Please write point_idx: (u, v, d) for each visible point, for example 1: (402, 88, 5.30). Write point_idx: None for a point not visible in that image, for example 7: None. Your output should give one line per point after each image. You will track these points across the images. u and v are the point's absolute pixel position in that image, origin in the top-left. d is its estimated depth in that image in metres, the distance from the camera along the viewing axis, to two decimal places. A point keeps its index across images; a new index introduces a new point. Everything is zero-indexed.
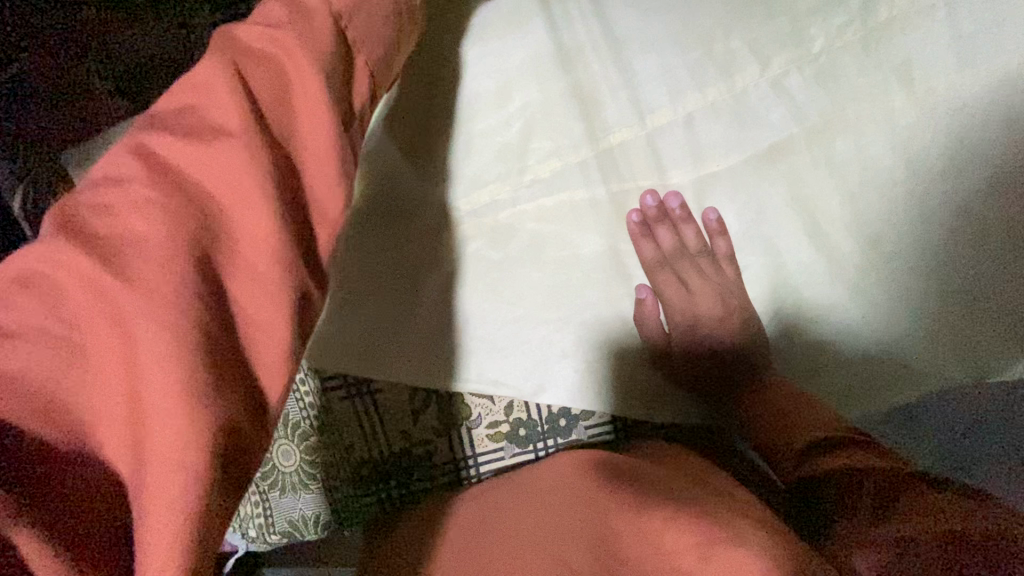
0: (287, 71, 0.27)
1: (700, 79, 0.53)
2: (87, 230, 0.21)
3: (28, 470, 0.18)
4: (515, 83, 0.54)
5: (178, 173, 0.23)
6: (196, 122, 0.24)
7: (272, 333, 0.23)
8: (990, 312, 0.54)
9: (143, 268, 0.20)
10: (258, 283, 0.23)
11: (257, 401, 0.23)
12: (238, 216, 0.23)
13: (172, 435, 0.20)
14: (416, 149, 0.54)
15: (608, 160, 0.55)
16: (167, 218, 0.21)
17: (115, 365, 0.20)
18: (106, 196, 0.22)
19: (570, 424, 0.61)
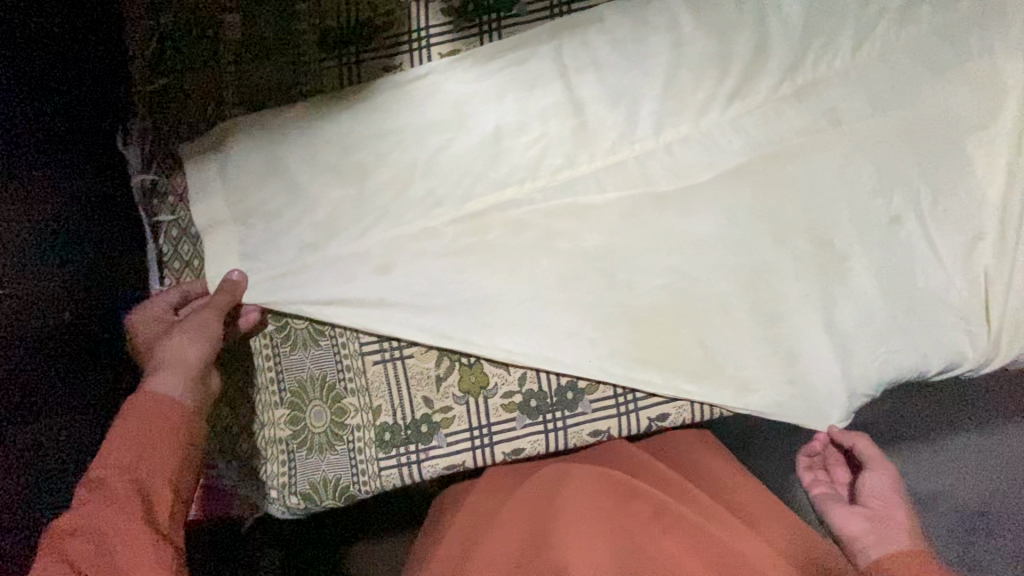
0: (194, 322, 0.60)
1: (679, 117, 0.69)
2: (112, 464, 0.46)
3: (71, 553, 0.41)
4: (534, 118, 0.70)
5: (141, 416, 0.49)
6: (157, 392, 0.51)
7: (145, 463, 0.47)
8: (920, 302, 0.68)
9: (114, 474, 0.45)
10: (131, 443, 0.47)
11: (90, 537, 0.42)
12: (122, 425, 0.48)
13: (121, 545, 0.42)
14: (429, 158, 0.69)
15: (607, 172, 0.69)
16: (138, 437, 0.48)
17: (105, 534, 0.42)
18: (110, 453, 0.46)
19: (576, 396, 0.69)
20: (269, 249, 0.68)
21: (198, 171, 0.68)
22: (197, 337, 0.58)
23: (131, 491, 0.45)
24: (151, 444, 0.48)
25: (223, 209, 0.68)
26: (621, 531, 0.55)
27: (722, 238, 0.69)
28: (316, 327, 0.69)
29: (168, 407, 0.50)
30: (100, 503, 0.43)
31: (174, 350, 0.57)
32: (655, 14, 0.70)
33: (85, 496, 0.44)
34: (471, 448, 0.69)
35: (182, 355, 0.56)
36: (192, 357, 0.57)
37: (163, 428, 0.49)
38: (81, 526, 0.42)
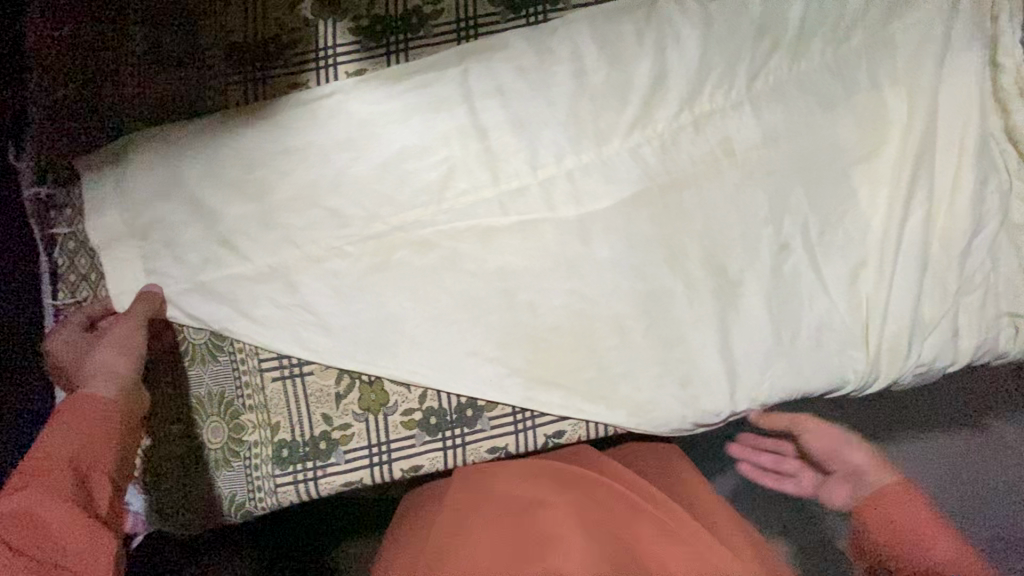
0: (122, 333, 0.61)
1: (581, 145, 0.71)
2: (51, 453, 0.47)
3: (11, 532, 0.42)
4: (438, 141, 0.71)
5: (82, 414, 0.51)
6: (95, 394, 0.54)
7: (91, 455, 0.49)
8: (806, 327, 0.71)
9: (56, 459, 0.47)
10: (74, 435, 0.49)
11: (35, 515, 0.43)
12: (63, 421, 0.50)
13: (65, 523, 0.43)
14: (334, 177, 0.70)
15: (509, 195, 0.71)
16: (82, 431, 0.50)
17: (50, 510, 0.44)
18: (50, 443, 0.48)
19: (475, 414, 0.70)
20: (169, 266, 0.68)
21: (96, 182, 0.68)
22: (121, 352, 0.59)
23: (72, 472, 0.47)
24: (89, 440, 0.50)
25: (122, 225, 0.68)
26: (589, 511, 0.59)
27: (620, 263, 0.71)
28: (214, 342, 0.69)
29: (108, 407, 0.53)
30: (38, 487, 0.44)
31: (101, 361, 0.58)
32: (559, 42, 0.72)
33: (21, 481, 0.45)
34: (369, 465, 0.69)
35: (110, 363, 0.58)
36: (120, 369, 0.58)
37: (109, 425, 0.52)
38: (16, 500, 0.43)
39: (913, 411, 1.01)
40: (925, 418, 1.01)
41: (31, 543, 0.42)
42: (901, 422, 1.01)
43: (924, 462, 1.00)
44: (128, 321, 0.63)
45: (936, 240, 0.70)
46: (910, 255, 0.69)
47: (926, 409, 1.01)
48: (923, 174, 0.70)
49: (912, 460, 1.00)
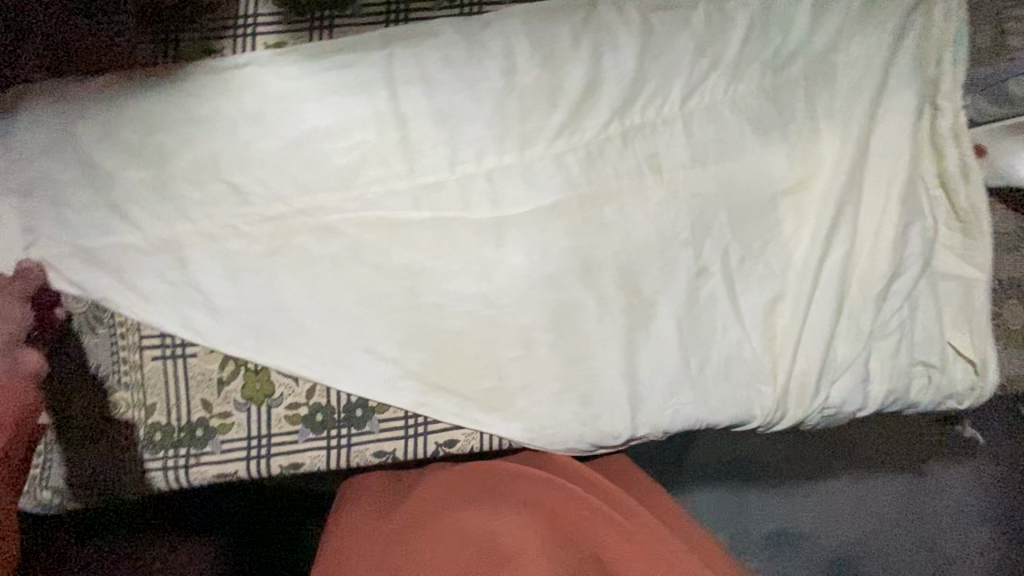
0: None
1: (503, 146, 0.68)
2: None
3: None
4: (354, 125, 0.67)
5: None
6: None
7: None
8: (715, 356, 0.69)
9: None
10: None
11: None
12: None
13: None
14: (240, 152, 0.67)
15: (423, 190, 0.67)
16: None
17: None
18: None
19: (365, 414, 0.67)
20: (54, 227, 0.65)
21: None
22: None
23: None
24: None
25: (7, 179, 0.64)
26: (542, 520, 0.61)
27: (532, 271, 0.68)
28: (94, 314, 0.66)
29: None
30: None
31: None
32: (492, 35, 0.69)
33: None
34: (246, 457, 0.66)
35: None
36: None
37: None
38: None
39: (828, 445, 1.07)
40: (840, 452, 1.07)
41: None
42: (816, 457, 1.07)
43: (861, 495, 1.07)
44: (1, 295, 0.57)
45: (856, 282, 0.68)
46: (828, 293, 0.68)
47: (840, 445, 1.07)
48: (848, 211, 0.68)
49: (854, 492, 1.07)
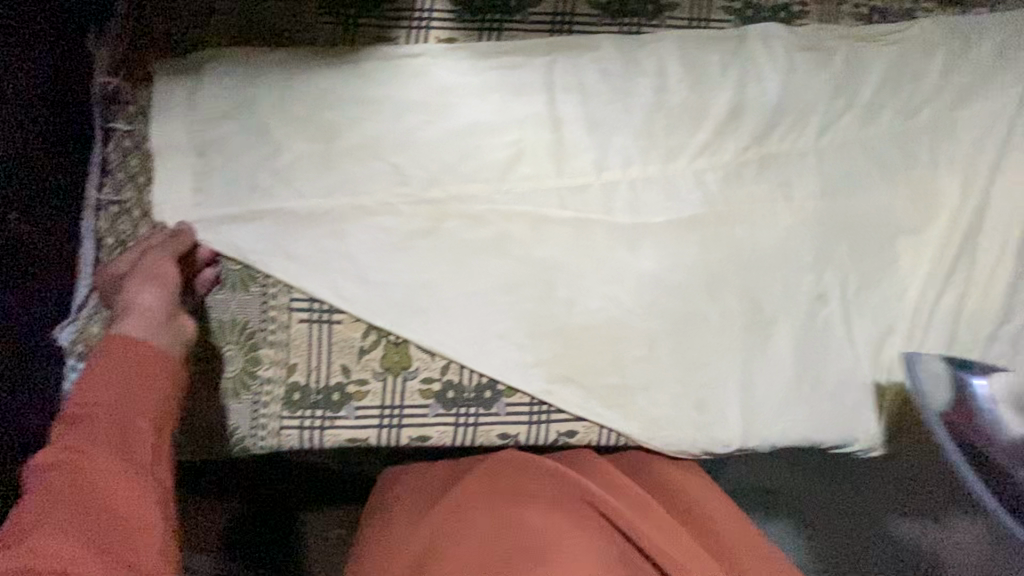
0: (157, 264, 0.61)
1: (649, 159, 0.72)
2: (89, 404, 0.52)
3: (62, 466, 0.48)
4: (514, 123, 0.71)
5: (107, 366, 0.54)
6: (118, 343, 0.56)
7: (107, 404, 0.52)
8: (827, 378, 0.73)
9: (93, 411, 0.51)
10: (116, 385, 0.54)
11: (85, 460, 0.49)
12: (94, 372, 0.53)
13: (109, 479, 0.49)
14: (404, 136, 0.70)
15: (571, 190, 0.71)
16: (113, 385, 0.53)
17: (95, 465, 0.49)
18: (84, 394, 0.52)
19: (493, 397, 0.70)
20: (219, 186, 0.67)
21: (166, 86, 0.66)
22: (142, 344, 0.56)
23: (102, 481, 0.49)
24: (128, 392, 0.54)
25: (184, 135, 0.66)
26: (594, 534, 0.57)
27: (666, 278, 0.71)
28: (249, 272, 0.68)
29: (110, 419, 0.52)
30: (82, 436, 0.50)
31: (135, 294, 0.60)
32: (648, 55, 0.73)
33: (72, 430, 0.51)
34: (378, 425, 0.69)
35: (146, 300, 0.60)
36: (154, 303, 0.60)
37: (140, 374, 0.55)
38: (28, 521, 0.46)
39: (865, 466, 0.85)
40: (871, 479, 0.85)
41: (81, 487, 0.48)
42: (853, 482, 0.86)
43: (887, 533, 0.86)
44: (162, 253, 0.62)
45: (964, 322, 0.72)
46: (937, 329, 0.72)
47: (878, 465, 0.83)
48: (961, 255, 0.73)
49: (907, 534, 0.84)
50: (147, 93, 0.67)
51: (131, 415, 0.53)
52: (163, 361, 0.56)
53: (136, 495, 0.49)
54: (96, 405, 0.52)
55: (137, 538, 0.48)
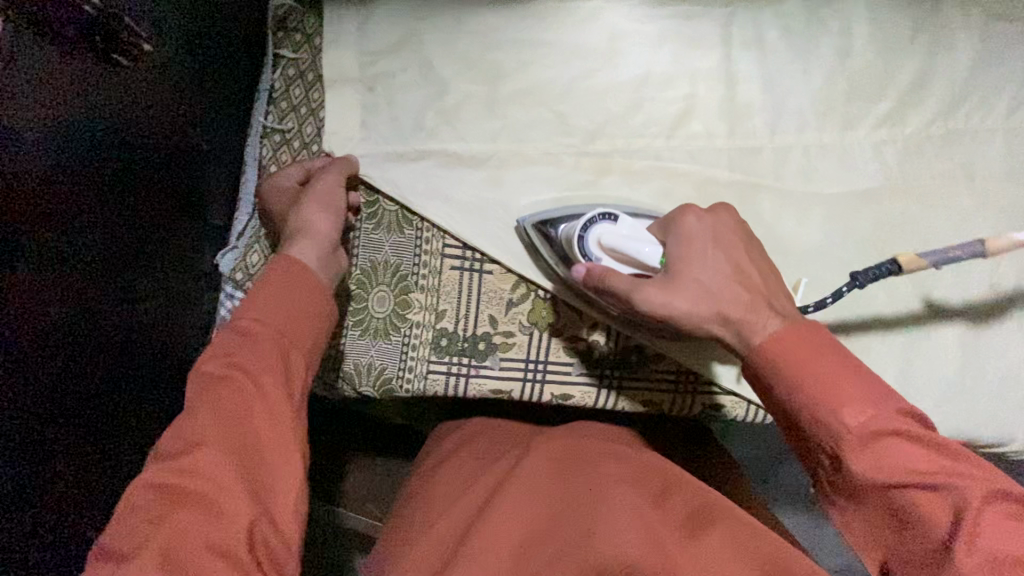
0: (327, 188, 0.60)
1: (825, 126, 0.68)
2: (255, 323, 0.50)
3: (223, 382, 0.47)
4: (687, 76, 0.67)
5: (274, 289, 0.52)
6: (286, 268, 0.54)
7: (278, 326, 0.51)
8: (992, 373, 0.69)
9: (262, 330, 0.50)
10: (279, 309, 0.51)
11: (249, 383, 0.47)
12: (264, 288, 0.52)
13: (265, 414, 0.47)
14: (573, 83, 0.67)
15: (740, 152, 0.67)
16: (275, 311, 0.51)
17: (256, 394, 0.47)
18: (254, 311, 0.51)
19: (640, 362, 0.67)
20: (386, 123, 0.65)
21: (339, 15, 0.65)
22: (311, 276, 0.54)
23: (256, 409, 0.46)
24: (292, 320, 0.52)
25: (354, 67, 0.65)
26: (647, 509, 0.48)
27: (832, 253, 0.67)
28: (405, 213, 0.67)
29: (276, 343, 0.50)
30: (253, 355, 0.49)
31: (305, 214, 0.58)
32: (833, 13, 0.69)
33: (239, 343, 0.49)
34: (522, 379, 0.67)
35: (317, 224, 0.58)
36: (324, 231, 0.58)
37: (296, 305, 0.52)
38: (186, 431, 0.45)
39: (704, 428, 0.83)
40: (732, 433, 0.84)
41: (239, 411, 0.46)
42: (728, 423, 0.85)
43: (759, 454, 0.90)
44: (330, 179, 0.60)
45: None
46: None
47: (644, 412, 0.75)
48: None
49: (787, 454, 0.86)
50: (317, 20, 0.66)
51: (288, 347, 0.51)
52: (325, 300, 0.55)
53: (283, 431, 0.47)
54: (266, 327, 0.50)
55: (274, 478, 0.45)
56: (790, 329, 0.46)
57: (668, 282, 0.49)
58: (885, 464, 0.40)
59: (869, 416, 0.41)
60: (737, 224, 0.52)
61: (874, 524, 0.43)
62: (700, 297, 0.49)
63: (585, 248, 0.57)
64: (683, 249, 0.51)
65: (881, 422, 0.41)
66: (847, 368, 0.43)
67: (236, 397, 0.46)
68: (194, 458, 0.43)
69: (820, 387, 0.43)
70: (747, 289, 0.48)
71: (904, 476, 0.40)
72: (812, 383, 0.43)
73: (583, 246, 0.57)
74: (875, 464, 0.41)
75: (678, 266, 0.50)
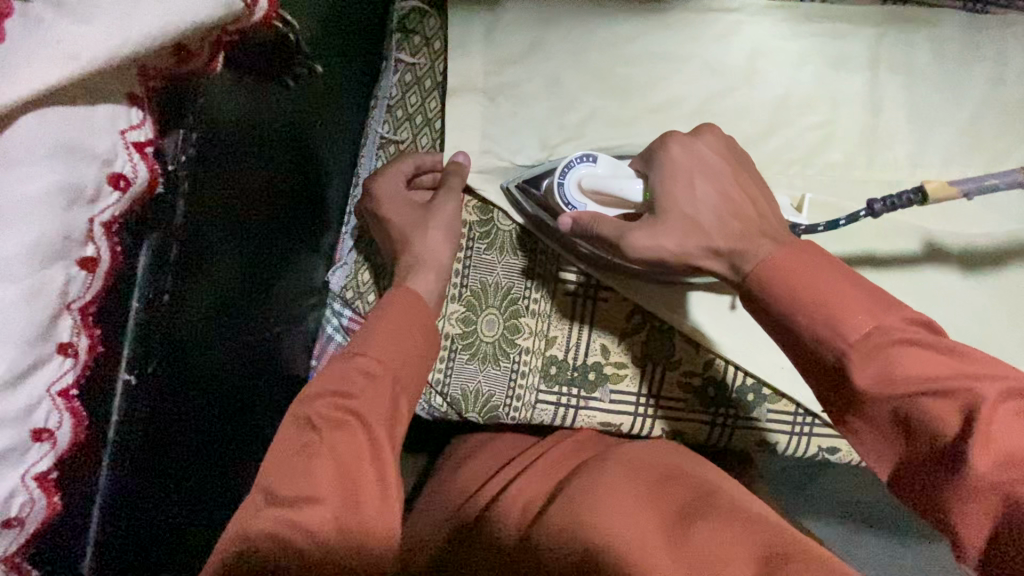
0: (450, 211, 0.57)
1: (971, 161, 0.63)
2: (373, 359, 0.44)
3: (340, 427, 0.41)
4: (828, 101, 0.63)
5: (392, 317, 0.47)
6: (404, 296, 0.49)
7: (400, 360, 0.46)
8: None
9: (381, 365, 0.44)
10: (399, 342, 0.46)
11: (370, 431, 0.41)
12: (385, 315, 0.47)
13: (386, 468, 0.41)
14: (706, 101, 0.63)
15: (878, 183, 0.63)
16: (395, 345, 0.46)
17: (378, 435, 0.42)
18: (373, 344, 0.45)
19: (754, 400, 0.64)
20: (507, 134, 0.61)
21: (465, 18, 0.60)
22: (429, 313, 0.49)
23: (367, 461, 0.40)
24: (409, 358, 0.46)
25: (477, 74, 0.60)
26: (636, 490, 0.47)
27: (979, 298, 0.60)
28: (519, 235, 0.63)
29: (393, 385, 0.44)
30: (372, 398, 0.43)
31: (427, 237, 0.55)
32: (990, 39, 0.63)
33: (358, 382, 0.43)
34: (633, 413, 0.64)
35: (438, 248, 0.55)
36: (445, 257, 0.56)
37: (411, 337, 0.47)
38: (295, 475, 0.39)
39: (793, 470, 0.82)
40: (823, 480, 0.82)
41: (354, 471, 0.40)
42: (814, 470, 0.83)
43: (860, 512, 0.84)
44: (454, 199, 0.57)
45: None
46: None
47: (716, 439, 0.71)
48: None
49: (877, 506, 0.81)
50: (438, 24, 0.61)
51: (399, 393, 0.45)
52: (434, 341, 0.49)
53: (386, 486, 0.40)
54: (384, 366, 0.45)
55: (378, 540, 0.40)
56: (790, 250, 0.42)
57: (654, 223, 0.47)
58: (898, 371, 0.37)
59: (868, 330, 0.38)
60: (724, 147, 0.50)
61: (883, 442, 0.39)
62: (687, 230, 0.47)
63: (568, 197, 0.54)
64: (669, 180, 0.48)
65: (885, 336, 0.38)
66: (846, 279, 0.40)
67: (356, 446, 0.40)
68: (298, 512, 0.37)
69: (816, 296, 0.40)
70: (736, 220, 0.46)
71: (926, 382, 0.36)
72: (802, 296, 0.40)
73: (563, 194, 0.54)
74: (885, 375, 0.37)
75: (663, 203, 0.48)
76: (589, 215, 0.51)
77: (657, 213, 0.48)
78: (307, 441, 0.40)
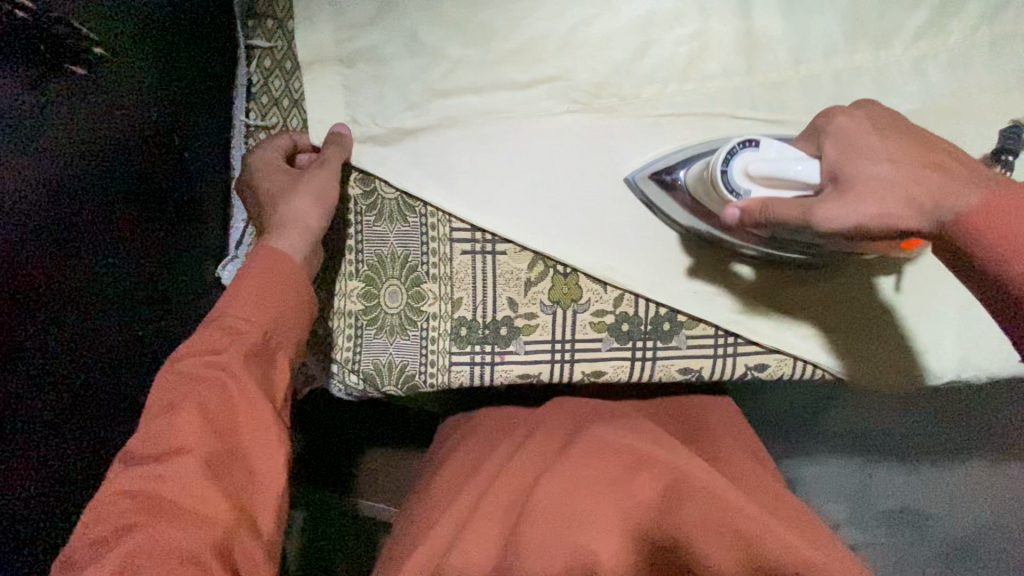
0: (322, 181, 0.57)
1: (856, 45, 0.61)
2: (236, 320, 0.47)
3: (201, 382, 0.44)
4: (695, 12, 0.61)
5: (257, 276, 0.50)
6: (267, 258, 0.51)
7: (263, 316, 0.48)
8: None
9: (245, 325, 0.47)
10: (263, 299, 0.49)
11: (230, 382, 0.44)
12: (248, 276, 0.50)
13: (256, 417, 0.44)
14: (571, 32, 0.61)
15: (762, 86, 0.61)
16: (257, 305, 0.48)
17: (243, 387, 0.44)
18: (234, 307, 0.48)
19: (673, 328, 0.63)
20: (373, 102, 0.61)
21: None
22: (297, 269, 0.52)
23: (238, 414, 0.44)
24: (275, 315, 0.49)
25: (333, 46, 0.60)
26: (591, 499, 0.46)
27: None
28: (405, 202, 0.62)
29: (257, 338, 0.47)
30: (236, 352, 0.45)
31: (297, 205, 0.55)
32: None
33: (223, 343, 0.46)
34: (551, 361, 0.63)
35: (304, 214, 0.55)
36: (314, 225, 0.56)
37: (277, 294, 0.49)
38: (156, 435, 0.41)
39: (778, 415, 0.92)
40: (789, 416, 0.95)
41: (224, 423, 0.43)
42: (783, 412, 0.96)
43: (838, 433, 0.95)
44: (322, 164, 0.58)
45: None
46: None
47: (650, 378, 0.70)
48: None
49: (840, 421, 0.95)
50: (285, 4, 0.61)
51: (272, 349, 0.48)
52: (310, 297, 0.52)
53: (261, 435, 0.44)
54: (252, 323, 0.47)
55: (254, 490, 0.43)
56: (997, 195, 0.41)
57: (846, 193, 0.44)
58: None
59: None
60: (886, 112, 0.49)
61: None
62: (882, 193, 0.44)
63: (730, 183, 0.49)
64: (849, 151, 0.47)
65: None
66: None
67: (222, 397, 0.43)
68: (162, 470, 0.40)
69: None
70: (932, 173, 0.44)
71: None
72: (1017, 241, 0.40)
73: (725, 180, 0.49)
74: None
75: (847, 171, 0.46)
76: (762, 202, 0.46)
77: (842, 184, 0.46)
78: (166, 406, 0.43)
